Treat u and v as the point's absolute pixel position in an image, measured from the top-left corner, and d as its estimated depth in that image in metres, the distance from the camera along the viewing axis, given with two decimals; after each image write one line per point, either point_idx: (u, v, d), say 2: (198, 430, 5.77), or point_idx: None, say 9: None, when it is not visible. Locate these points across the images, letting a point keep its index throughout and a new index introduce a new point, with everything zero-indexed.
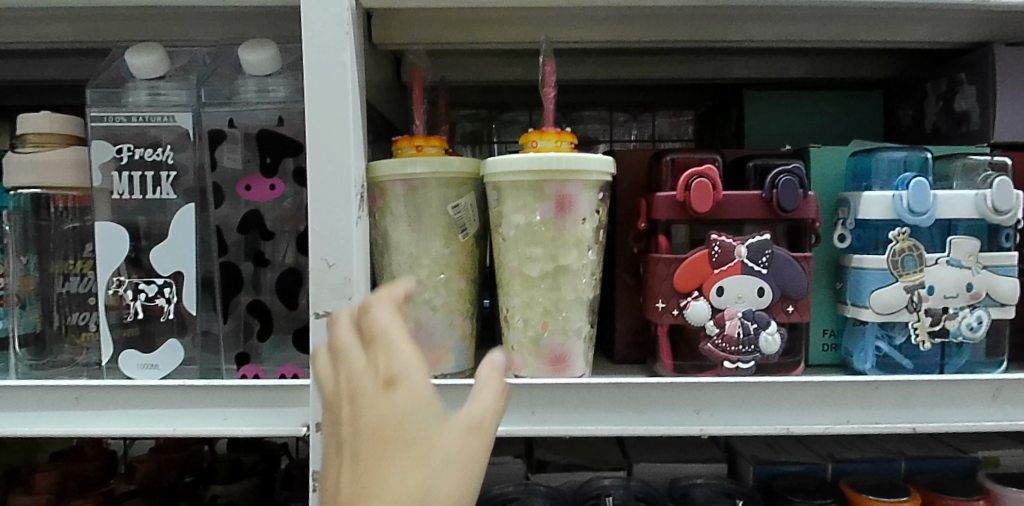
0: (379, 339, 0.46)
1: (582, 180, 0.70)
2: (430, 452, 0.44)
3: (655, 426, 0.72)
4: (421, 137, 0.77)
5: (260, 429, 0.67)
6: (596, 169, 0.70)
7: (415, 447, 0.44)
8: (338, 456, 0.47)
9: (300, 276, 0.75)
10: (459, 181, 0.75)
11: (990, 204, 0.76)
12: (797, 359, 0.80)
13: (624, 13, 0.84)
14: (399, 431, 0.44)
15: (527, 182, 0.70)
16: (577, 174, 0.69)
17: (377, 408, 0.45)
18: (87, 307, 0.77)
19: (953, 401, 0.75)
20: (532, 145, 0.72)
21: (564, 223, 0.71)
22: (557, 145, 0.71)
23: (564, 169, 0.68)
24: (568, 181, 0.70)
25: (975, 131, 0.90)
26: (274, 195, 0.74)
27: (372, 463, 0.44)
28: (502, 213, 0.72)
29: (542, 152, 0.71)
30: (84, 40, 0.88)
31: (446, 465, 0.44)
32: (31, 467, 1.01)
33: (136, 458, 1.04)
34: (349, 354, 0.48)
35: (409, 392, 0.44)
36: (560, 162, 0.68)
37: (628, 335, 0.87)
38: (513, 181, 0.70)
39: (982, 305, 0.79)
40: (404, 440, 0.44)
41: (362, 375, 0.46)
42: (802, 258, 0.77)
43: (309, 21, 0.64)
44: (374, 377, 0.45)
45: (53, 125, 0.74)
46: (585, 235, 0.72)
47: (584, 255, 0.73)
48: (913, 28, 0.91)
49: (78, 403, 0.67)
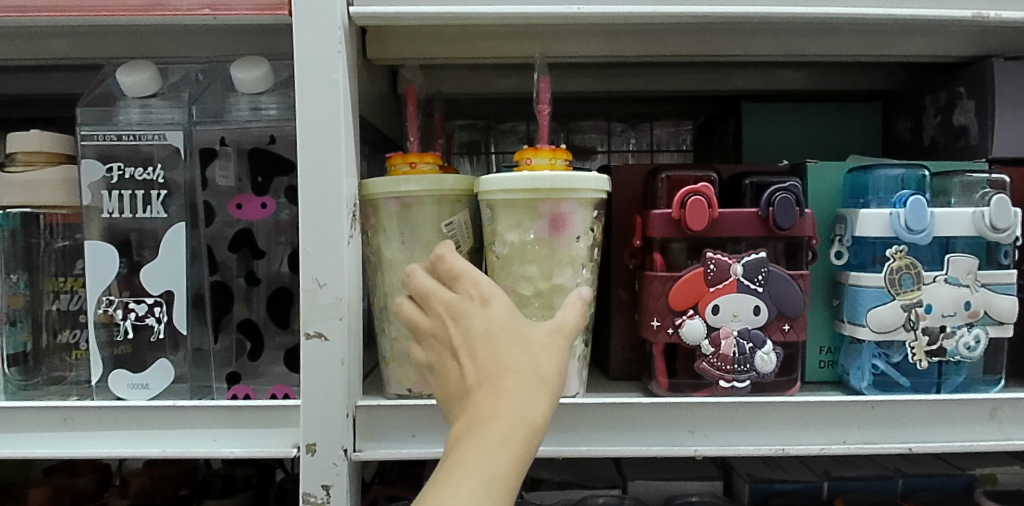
0: (463, 276, 0.61)
1: (577, 198, 0.70)
2: (532, 352, 0.56)
3: (649, 447, 0.72)
4: (415, 154, 0.76)
5: (251, 450, 0.66)
6: (591, 187, 0.70)
7: (515, 339, 0.57)
8: (450, 370, 0.59)
9: (291, 295, 0.76)
10: (453, 198, 0.74)
11: (988, 221, 0.76)
12: (792, 377, 0.79)
13: (619, 28, 0.84)
14: (502, 333, 0.57)
15: (521, 200, 0.69)
16: (572, 193, 0.69)
17: (480, 320, 0.58)
18: (78, 325, 0.77)
19: (950, 421, 0.75)
20: (526, 162, 0.71)
21: (559, 242, 0.70)
22: (552, 163, 0.70)
23: (559, 188, 0.68)
24: (563, 199, 0.69)
25: (973, 146, 0.90)
26: (266, 213, 0.75)
27: (487, 360, 0.57)
28: (495, 231, 0.72)
29: (536, 170, 0.70)
30: (77, 55, 0.88)
31: (547, 367, 0.56)
32: (24, 481, 1.01)
33: (130, 472, 1.04)
34: (435, 292, 0.62)
35: (501, 307, 0.59)
36: (554, 181, 0.68)
37: (623, 352, 0.86)
38: (506, 199, 0.69)
39: (980, 324, 0.78)
40: (508, 345, 0.57)
41: (457, 303, 0.60)
42: (798, 276, 0.77)
43: (301, 39, 0.64)
44: (469, 300, 0.60)
45: (43, 143, 0.75)
46: (579, 254, 0.71)
47: (579, 273, 0.72)
48: (911, 42, 0.90)
49: (67, 424, 0.67)
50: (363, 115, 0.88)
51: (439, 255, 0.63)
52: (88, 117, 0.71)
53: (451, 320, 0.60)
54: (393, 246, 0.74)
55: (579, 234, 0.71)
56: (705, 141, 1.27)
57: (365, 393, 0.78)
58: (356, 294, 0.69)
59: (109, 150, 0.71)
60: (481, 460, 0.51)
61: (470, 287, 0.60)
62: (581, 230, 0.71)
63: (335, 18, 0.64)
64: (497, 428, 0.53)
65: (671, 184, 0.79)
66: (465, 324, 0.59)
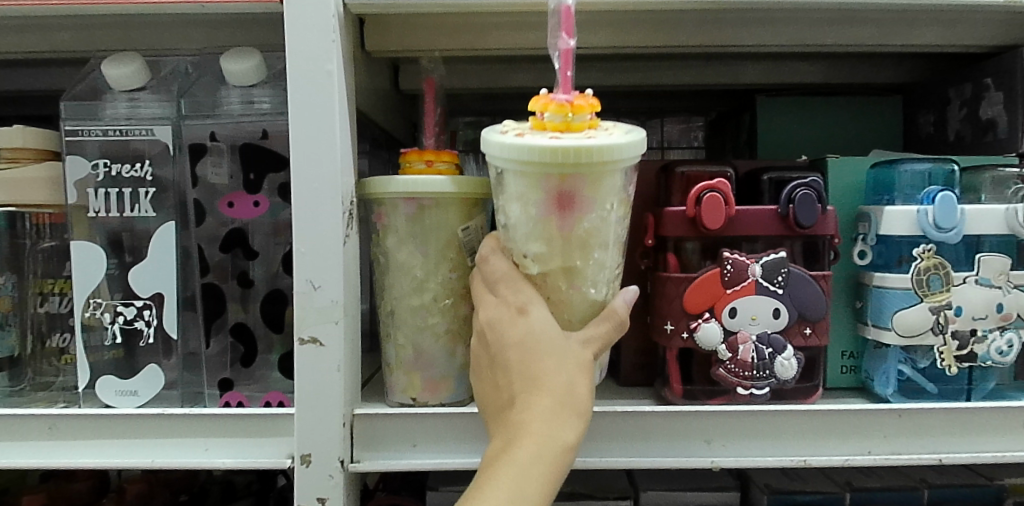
0: (504, 282, 0.62)
1: (597, 166, 0.57)
2: (566, 368, 0.57)
3: (663, 458, 0.68)
4: (433, 151, 0.72)
5: (243, 461, 0.63)
6: (615, 155, 0.56)
7: (551, 351, 0.58)
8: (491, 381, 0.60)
9: (285, 298, 0.73)
10: (467, 202, 0.70)
11: (1022, 219, 0.72)
12: (814, 384, 0.75)
13: (628, 17, 0.80)
14: (538, 342, 0.58)
15: (525, 172, 0.58)
16: (589, 160, 0.56)
17: (517, 329, 0.59)
18: (67, 328, 0.76)
19: (983, 431, 0.71)
20: (539, 119, 0.58)
21: (566, 224, 0.59)
22: (567, 120, 0.57)
23: (569, 158, 0.55)
24: (577, 168, 0.57)
25: (1001, 140, 0.85)
26: (258, 212, 0.71)
27: (524, 370, 0.57)
28: (501, 201, 0.61)
29: (543, 128, 0.58)
30: (66, 49, 0.85)
31: (580, 384, 0.57)
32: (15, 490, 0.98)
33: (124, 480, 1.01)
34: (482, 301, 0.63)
35: (539, 316, 0.59)
36: (564, 147, 0.55)
37: (634, 357, 0.83)
38: (512, 169, 0.58)
39: (1012, 327, 0.74)
40: (545, 359, 0.57)
41: (496, 314, 0.61)
42: (820, 277, 0.73)
43: (293, 28, 0.61)
44: (508, 308, 0.60)
45: (28, 140, 0.73)
46: (597, 236, 0.60)
47: (599, 256, 0.61)
48: (936, 31, 0.86)
49: (51, 433, 0.64)
50: (361, 110, 0.84)
51: (484, 258, 0.64)
52: (72, 112, 0.68)
53: (489, 331, 0.61)
54: (407, 249, 0.70)
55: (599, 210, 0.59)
56: (717, 138, 1.24)
57: (366, 399, 0.74)
58: (353, 297, 0.66)
59: (98, 146, 0.68)
60: (509, 482, 0.51)
61: (511, 295, 0.61)
62: (602, 206, 0.59)
63: (328, 6, 0.61)
64: (527, 449, 0.53)
65: (685, 180, 0.75)
66: (501, 335, 0.59)
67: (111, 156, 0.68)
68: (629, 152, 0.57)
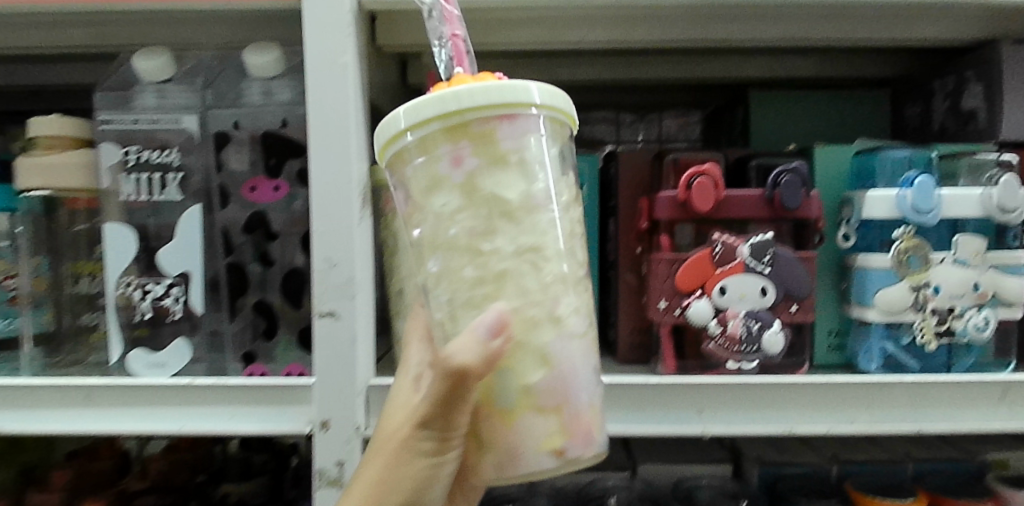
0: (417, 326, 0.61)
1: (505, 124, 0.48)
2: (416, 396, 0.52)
3: (659, 425, 0.72)
4: None
5: (266, 427, 0.68)
6: (534, 104, 0.48)
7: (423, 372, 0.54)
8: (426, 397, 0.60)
9: (305, 279, 0.77)
10: None
11: (996, 202, 0.76)
12: (798, 359, 0.80)
13: (626, 15, 0.84)
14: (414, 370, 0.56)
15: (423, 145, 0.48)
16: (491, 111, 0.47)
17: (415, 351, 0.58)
18: (97, 307, 0.83)
19: (960, 402, 0.75)
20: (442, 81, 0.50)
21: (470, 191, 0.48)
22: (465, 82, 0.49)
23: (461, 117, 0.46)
24: (482, 125, 0.47)
25: (980, 129, 0.89)
26: (278, 196, 0.76)
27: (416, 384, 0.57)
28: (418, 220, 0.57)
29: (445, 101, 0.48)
30: (94, 44, 0.90)
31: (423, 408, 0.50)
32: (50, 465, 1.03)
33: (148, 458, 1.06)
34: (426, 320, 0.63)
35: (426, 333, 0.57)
36: (462, 96, 0.46)
37: (631, 336, 0.87)
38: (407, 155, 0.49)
39: (989, 306, 0.78)
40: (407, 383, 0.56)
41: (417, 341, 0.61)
42: (804, 257, 0.77)
43: (312, 22, 0.65)
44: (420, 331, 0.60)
45: (64, 129, 0.77)
46: (519, 226, 0.48)
47: (524, 254, 0.48)
48: (918, 26, 0.91)
49: (88, 402, 0.69)
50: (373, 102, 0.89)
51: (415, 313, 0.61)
52: (106, 102, 0.74)
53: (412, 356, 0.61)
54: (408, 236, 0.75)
55: (517, 183, 0.48)
56: (714, 129, 1.27)
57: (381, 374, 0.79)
58: (368, 276, 0.70)
59: (127, 136, 0.72)
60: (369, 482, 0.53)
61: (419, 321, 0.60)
62: (519, 183, 0.48)
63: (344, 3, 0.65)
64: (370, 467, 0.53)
65: (678, 168, 0.80)
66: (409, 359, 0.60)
67: (138, 145, 0.72)
68: (541, 99, 0.48)
